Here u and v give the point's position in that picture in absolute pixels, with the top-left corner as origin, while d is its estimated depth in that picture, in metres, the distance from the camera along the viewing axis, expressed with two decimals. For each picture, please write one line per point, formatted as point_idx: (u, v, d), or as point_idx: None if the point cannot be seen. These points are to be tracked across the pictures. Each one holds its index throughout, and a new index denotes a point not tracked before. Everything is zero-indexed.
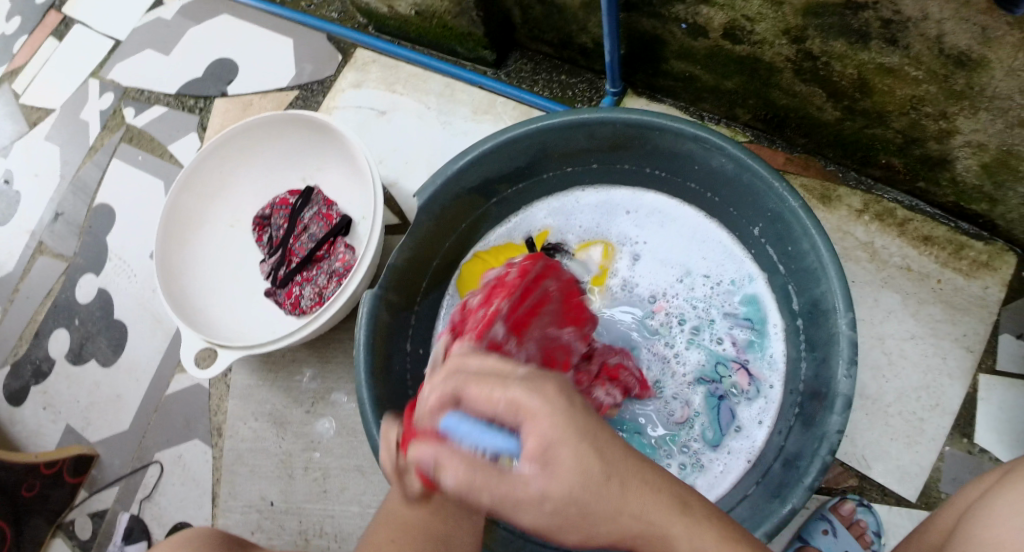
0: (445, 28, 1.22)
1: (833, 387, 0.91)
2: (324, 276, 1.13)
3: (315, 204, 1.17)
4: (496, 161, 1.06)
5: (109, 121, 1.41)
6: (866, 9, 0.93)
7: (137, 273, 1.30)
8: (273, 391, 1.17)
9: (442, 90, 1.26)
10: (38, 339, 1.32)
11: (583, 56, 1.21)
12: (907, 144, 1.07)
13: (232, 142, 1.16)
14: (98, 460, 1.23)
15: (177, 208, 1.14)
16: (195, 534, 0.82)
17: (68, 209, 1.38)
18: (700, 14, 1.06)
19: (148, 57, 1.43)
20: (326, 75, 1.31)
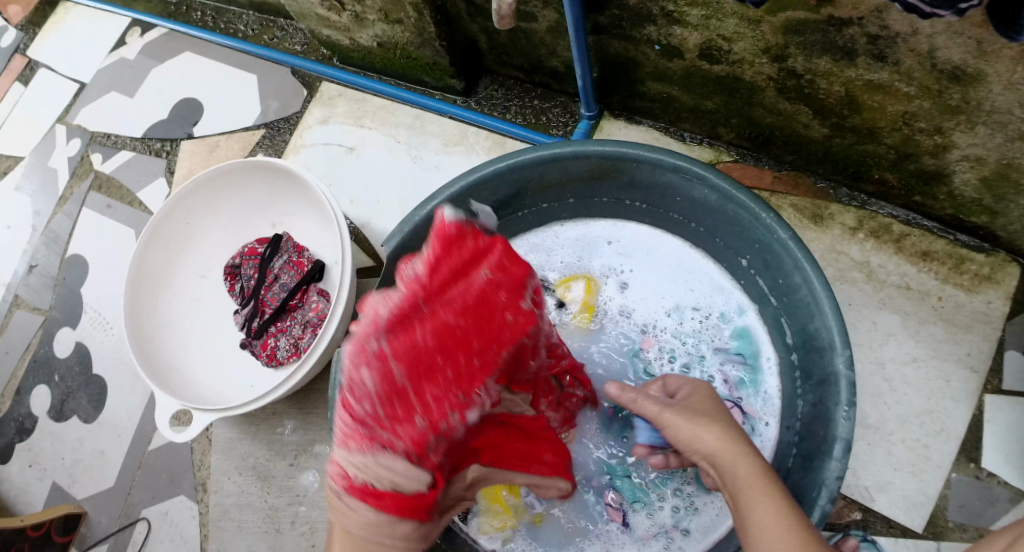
0: (409, 59, 1.17)
1: (830, 430, 0.86)
2: (298, 327, 1.09)
3: (285, 251, 1.13)
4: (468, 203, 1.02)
5: (78, 168, 1.38)
6: (851, 25, 0.86)
7: (114, 326, 1.27)
8: (256, 444, 1.15)
9: (412, 122, 1.21)
10: (19, 396, 1.29)
11: (555, 80, 1.16)
12: (900, 160, 1.01)
13: (198, 192, 1.12)
14: (86, 517, 1.20)
15: (144, 263, 1.11)
16: None
17: (42, 261, 1.35)
18: (673, 34, 1.00)
19: (113, 99, 1.40)
20: (292, 112, 1.27)
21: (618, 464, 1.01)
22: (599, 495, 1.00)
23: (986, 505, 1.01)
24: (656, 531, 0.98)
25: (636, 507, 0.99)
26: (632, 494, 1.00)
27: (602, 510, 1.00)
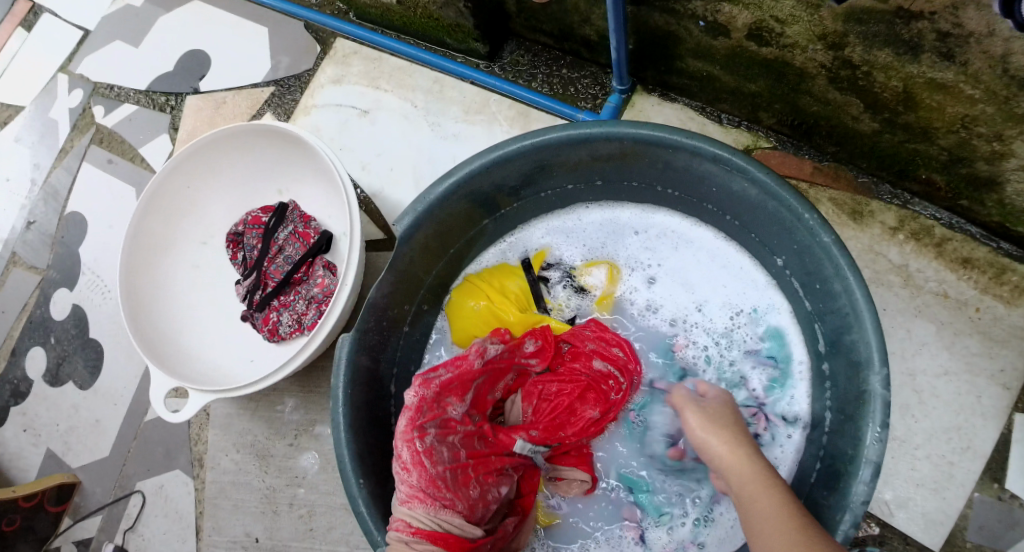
0: (431, 19, 1.10)
1: (858, 450, 0.82)
2: (302, 302, 1.04)
3: (290, 221, 1.08)
4: (490, 181, 0.96)
5: (79, 121, 1.32)
6: (921, 19, 0.79)
7: (112, 289, 1.22)
8: (255, 422, 1.11)
9: (430, 87, 1.14)
10: (14, 357, 1.25)
11: (586, 49, 1.09)
12: (952, 163, 0.94)
13: (202, 155, 1.06)
14: (80, 487, 1.18)
15: (142, 232, 1.06)
16: None
17: (41, 218, 1.30)
18: (722, 11, 0.93)
19: (117, 48, 1.33)
20: (303, 70, 1.20)
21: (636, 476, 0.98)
22: (618, 507, 0.98)
23: (1007, 528, 0.97)
24: (675, 547, 0.95)
25: (658, 522, 0.96)
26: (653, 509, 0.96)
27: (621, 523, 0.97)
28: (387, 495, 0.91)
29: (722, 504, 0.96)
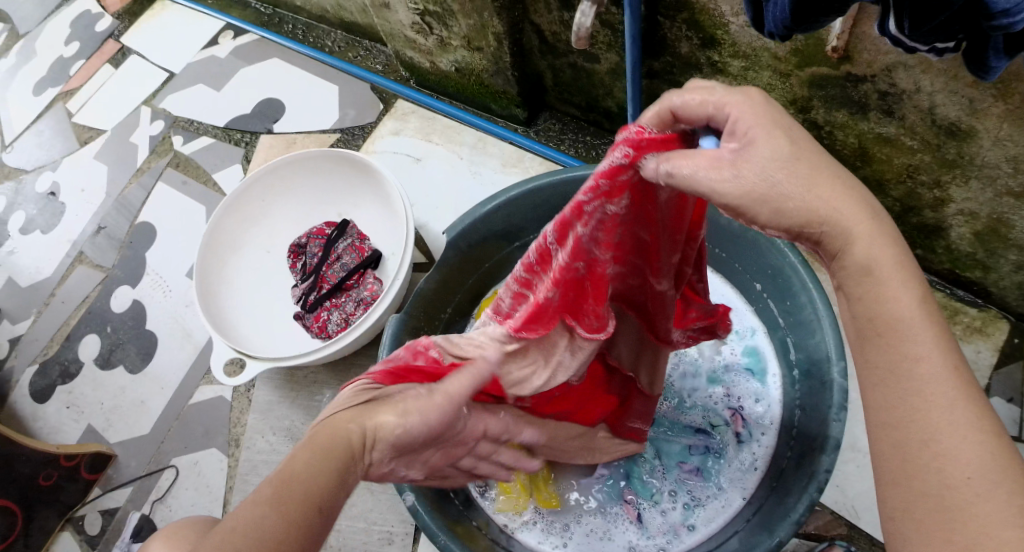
0: (482, 86, 1.29)
1: (823, 430, 0.95)
2: (352, 303, 1.17)
3: (349, 236, 1.24)
4: (521, 208, 1.13)
5: (158, 147, 1.50)
6: (865, 82, 1.01)
7: (173, 288, 1.36)
8: (293, 409, 1.21)
9: (475, 142, 1.32)
10: (68, 341, 1.37)
11: (607, 119, 1.26)
12: (904, 213, 1.15)
13: (278, 173, 1.25)
14: (115, 460, 1.27)
15: (218, 231, 1.21)
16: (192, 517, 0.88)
17: (111, 224, 1.45)
18: (716, 83, 1.15)
19: (199, 91, 1.54)
20: (367, 122, 1.40)
21: (634, 467, 1.08)
22: (618, 490, 1.08)
23: None
24: (666, 528, 1.05)
25: (648, 503, 1.06)
26: (645, 491, 1.07)
27: (618, 503, 1.07)
28: None
29: (710, 492, 1.06)
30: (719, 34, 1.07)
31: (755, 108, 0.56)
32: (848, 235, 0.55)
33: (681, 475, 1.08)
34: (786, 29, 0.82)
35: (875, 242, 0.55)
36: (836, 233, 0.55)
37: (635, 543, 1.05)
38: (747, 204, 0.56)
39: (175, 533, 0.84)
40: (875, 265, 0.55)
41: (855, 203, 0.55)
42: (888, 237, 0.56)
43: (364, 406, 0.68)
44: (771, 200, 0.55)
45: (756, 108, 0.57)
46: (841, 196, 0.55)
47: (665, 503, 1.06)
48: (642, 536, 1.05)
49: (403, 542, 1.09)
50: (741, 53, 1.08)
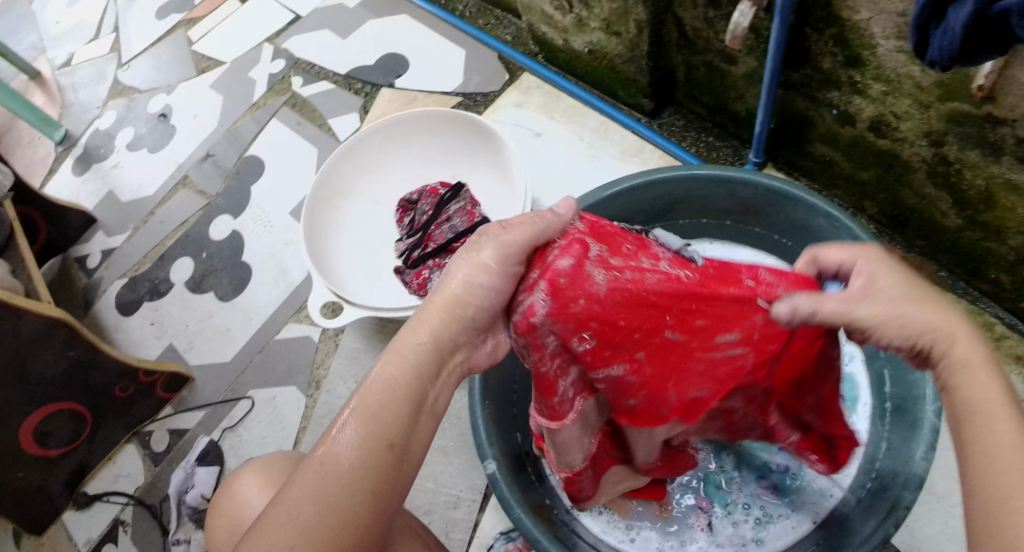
0: (612, 71, 1.29)
1: (909, 467, 0.95)
2: (456, 267, 1.14)
3: (462, 199, 1.20)
4: (638, 199, 1.13)
5: (276, 85, 1.52)
6: (1004, 125, 0.99)
7: (274, 225, 1.38)
8: (379, 360, 1.22)
9: (597, 126, 1.31)
10: (161, 261, 1.40)
11: (732, 123, 1.26)
12: (1017, 263, 1.13)
13: (400, 127, 1.26)
14: (192, 382, 1.31)
15: (334, 173, 1.24)
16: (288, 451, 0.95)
17: (219, 153, 1.48)
18: (853, 103, 1.14)
19: (324, 36, 1.55)
20: (490, 90, 1.40)
21: (713, 475, 1.10)
22: (693, 497, 1.09)
23: None
24: (735, 540, 1.06)
25: (722, 512, 1.07)
26: (722, 501, 1.08)
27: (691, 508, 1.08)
28: (500, 423, 1.03)
29: (781, 511, 1.06)
30: (865, 54, 1.05)
31: (882, 262, 0.68)
32: (950, 339, 0.64)
33: (757, 490, 1.08)
34: (952, 59, 0.79)
35: (970, 353, 0.63)
36: (939, 344, 0.64)
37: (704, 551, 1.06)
38: (889, 313, 0.65)
39: (271, 464, 0.91)
40: (970, 363, 0.63)
41: (951, 319, 0.64)
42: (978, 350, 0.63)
43: (400, 351, 0.69)
44: (898, 318, 0.64)
45: (892, 268, 0.68)
46: (939, 311, 0.64)
47: (738, 515, 1.07)
48: (712, 544, 1.06)
49: (469, 508, 1.10)
50: (885, 77, 1.06)
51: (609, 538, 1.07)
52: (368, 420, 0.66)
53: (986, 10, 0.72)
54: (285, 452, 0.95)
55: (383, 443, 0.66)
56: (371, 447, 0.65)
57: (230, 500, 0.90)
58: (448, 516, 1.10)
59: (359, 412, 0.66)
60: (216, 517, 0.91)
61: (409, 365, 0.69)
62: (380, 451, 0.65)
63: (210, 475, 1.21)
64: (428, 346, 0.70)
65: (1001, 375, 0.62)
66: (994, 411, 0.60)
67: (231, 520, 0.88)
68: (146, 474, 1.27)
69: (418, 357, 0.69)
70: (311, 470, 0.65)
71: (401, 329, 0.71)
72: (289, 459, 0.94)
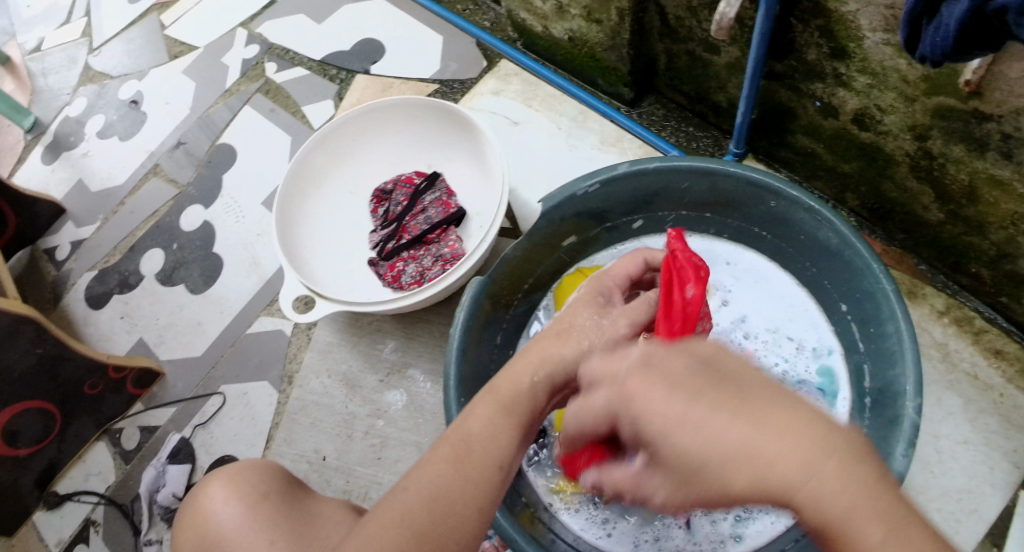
0: (592, 58, 1.27)
1: (888, 464, 0.95)
2: (430, 258, 1.14)
3: (438, 190, 1.21)
4: (617, 190, 1.11)
5: (249, 71, 1.47)
6: (991, 121, 0.97)
7: (246, 215, 1.35)
8: (353, 353, 1.21)
9: (576, 115, 1.29)
10: (131, 252, 1.37)
11: (714, 113, 1.23)
12: (998, 259, 1.12)
13: (373, 116, 1.23)
14: (162, 378, 1.28)
15: (307, 164, 1.21)
16: (260, 460, 0.90)
17: (191, 141, 1.44)
18: (836, 95, 1.12)
19: (299, 21, 1.51)
20: (467, 77, 1.37)
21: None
22: None
23: None
24: (716, 539, 1.04)
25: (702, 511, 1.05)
26: None
27: None
28: None
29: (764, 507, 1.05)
30: (851, 46, 1.04)
31: (649, 376, 0.63)
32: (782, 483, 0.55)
33: None
34: (946, 54, 0.77)
35: (788, 439, 0.56)
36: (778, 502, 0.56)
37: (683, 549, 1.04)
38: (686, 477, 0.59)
39: (239, 475, 0.86)
40: (773, 438, 0.56)
41: (795, 448, 0.56)
42: (812, 448, 0.55)
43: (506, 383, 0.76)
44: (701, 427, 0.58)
45: (660, 393, 0.62)
46: (769, 437, 0.56)
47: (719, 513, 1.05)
48: (691, 542, 1.04)
49: None
50: (870, 70, 1.05)
51: (583, 534, 1.06)
52: (476, 446, 0.71)
53: (982, 7, 0.71)
54: (254, 460, 0.89)
55: (493, 467, 0.71)
56: (473, 473, 0.70)
57: (197, 513, 0.85)
58: None
59: (460, 441, 0.72)
60: (182, 531, 0.86)
61: (516, 398, 0.75)
62: (489, 475, 0.71)
63: (182, 473, 1.19)
64: (541, 381, 0.76)
65: (843, 457, 0.55)
66: (846, 506, 0.54)
67: (199, 535, 0.84)
68: (117, 472, 1.24)
69: (513, 394, 0.75)
70: (394, 502, 0.70)
71: (508, 366, 0.78)
72: (260, 469, 0.89)
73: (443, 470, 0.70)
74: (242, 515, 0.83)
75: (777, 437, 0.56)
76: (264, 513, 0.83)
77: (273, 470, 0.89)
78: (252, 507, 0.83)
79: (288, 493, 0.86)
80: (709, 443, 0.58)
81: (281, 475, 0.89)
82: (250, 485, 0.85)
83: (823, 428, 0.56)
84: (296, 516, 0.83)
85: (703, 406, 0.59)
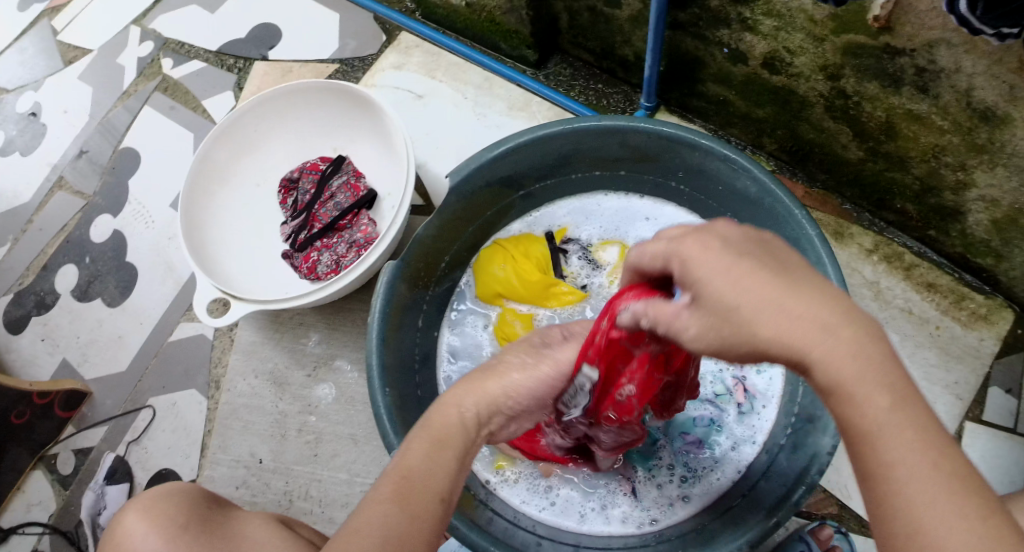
0: (493, 23, 1.25)
1: (828, 410, 0.93)
2: (344, 245, 1.14)
3: (345, 173, 1.19)
4: (527, 155, 1.08)
5: (146, 69, 1.42)
6: (903, 55, 0.96)
7: (156, 220, 1.30)
8: (277, 350, 1.18)
9: (481, 82, 1.28)
10: (45, 271, 1.31)
11: (622, 68, 1.24)
12: (923, 192, 1.11)
13: (270, 103, 1.19)
14: (91, 398, 1.23)
15: (208, 159, 1.16)
16: (178, 484, 0.85)
17: (94, 148, 1.38)
18: (744, 40, 1.10)
19: (191, 12, 1.45)
20: (367, 53, 1.34)
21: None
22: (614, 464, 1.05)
23: None
24: (663, 502, 1.02)
25: (646, 475, 1.04)
26: (645, 464, 1.05)
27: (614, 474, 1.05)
28: (404, 408, 0.99)
29: (706, 465, 1.04)
30: None
31: (714, 241, 0.60)
32: (808, 357, 0.54)
33: (683, 446, 1.05)
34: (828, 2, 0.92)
35: (821, 308, 0.54)
36: (785, 355, 0.55)
37: (629, 514, 1.03)
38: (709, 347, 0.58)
39: (153, 506, 0.80)
40: (824, 363, 0.53)
41: (819, 307, 0.54)
42: (848, 350, 0.53)
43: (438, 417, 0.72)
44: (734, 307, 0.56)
45: (723, 240, 0.60)
46: (792, 302, 0.55)
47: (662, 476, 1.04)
48: (638, 507, 1.03)
49: None
50: (775, 12, 1.02)
51: (528, 510, 1.04)
52: (411, 480, 0.65)
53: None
54: (173, 485, 0.84)
55: (432, 496, 0.65)
56: (415, 501, 0.64)
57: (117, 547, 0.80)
58: None
59: (398, 472, 0.66)
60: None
61: (450, 431, 0.71)
62: (429, 502, 0.65)
63: (121, 492, 1.16)
64: (469, 414, 0.73)
65: (862, 331, 0.54)
66: (871, 434, 0.52)
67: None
68: (58, 498, 1.20)
69: (448, 422, 0.72)
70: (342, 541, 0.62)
71: (440, 402, 0.74)
72: (180, 496, 0.83)
73: (385, 506, 0.63)
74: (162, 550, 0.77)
75: (809, 297, 0.55)
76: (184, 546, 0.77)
77: (195, 495, 0.84)
78: (172, 541, 0.78)
79: (207, 518, 0.81)
80: (702, 332, 0.59)
81: (200, 498, 0.84)
82: (168, 519, 0.79)
83: (852, 311, 0.55)
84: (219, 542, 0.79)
85: (752, 268, 0.57)
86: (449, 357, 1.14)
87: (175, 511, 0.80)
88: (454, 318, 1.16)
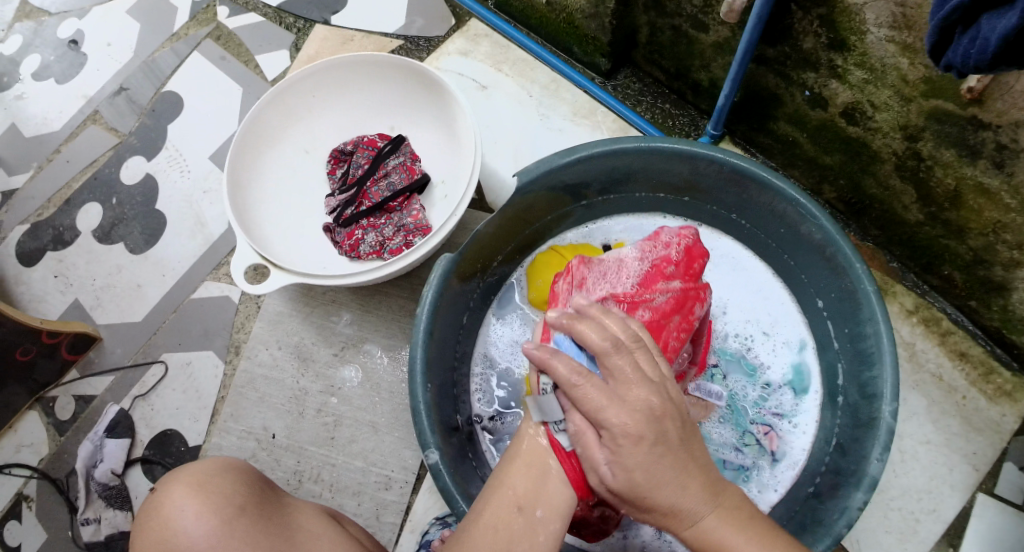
0: (570, 25, 1.21)
1: (862, 467, 0.93)
2: (391, 228, 1.10)
3: (402, 154, 1.15)
4: (596, 166, 1.05)
5: (200, 14, 1.37)
6: (987, 130, 0.97)
7: (192, 171, 1.26)
8: (305, 325, 1.14)
9: (547, 83, 1.25)
10: (66, 206, 1.26)
11: (692, 92, 1.22)
12: (973, 263, 1.13)
13: (333, 72, 1.15)
14: (99, 343, 1.19)
15: (260, 120, 1.13)
16: (225, 461, 0.85)
17: (134, 87, 1.33)
18: (828, 87, 1.09)
19: None
20: (434, 35, 1.31)
21: None
22: None
23: None
24: None
25: None
26: None
27: None
28: (439, 407, 0.97)
29: None
30: (853, 39, 1.01)
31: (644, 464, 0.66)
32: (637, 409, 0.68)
33: None
34: (976, 70, 0.79)
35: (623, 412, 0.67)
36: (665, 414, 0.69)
37: None
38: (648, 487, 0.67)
39: (207, 482, 0.81)
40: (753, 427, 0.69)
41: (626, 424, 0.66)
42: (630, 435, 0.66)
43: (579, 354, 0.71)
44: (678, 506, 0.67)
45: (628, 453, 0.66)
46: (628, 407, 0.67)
47: None
48: None
49: (400, 490, 1.06)
50: (868, 65, 1.02)
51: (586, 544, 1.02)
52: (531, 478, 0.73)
53: None
54: (220, 466, 0.84)
55: (514, 508, 0.72)
56: (504, 514, 0.72)
57: (162, 525, 0.79)
58: (378, 497, 1.06)
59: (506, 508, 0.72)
60: (142, 539, 0.80)
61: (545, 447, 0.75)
62: (511, 515, 0.72)
63: (120, 448, 1.12)
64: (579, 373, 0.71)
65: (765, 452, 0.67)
66: None
67: (162, 545, 0.79)
68: (51, 444, 1.15)
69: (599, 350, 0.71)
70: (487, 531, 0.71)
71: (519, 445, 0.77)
72: (235, 473, 0.84)
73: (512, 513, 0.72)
74: (216, 529, 0.78)
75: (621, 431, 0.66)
76: (240, 530, 0.79)
77: (248, 476, 0.85)
78: (228, 521, 0.79)
79: (262, 502, 0.83)
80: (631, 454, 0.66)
81: (251, 480, 0.85)
82: (223, 498, 0.80)
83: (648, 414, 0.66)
84: (280, 527, 0.81)
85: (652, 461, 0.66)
86: (486, 348, 1.11)
87: (231, 490, 0.81)
88: (498, 306, 1.13)
